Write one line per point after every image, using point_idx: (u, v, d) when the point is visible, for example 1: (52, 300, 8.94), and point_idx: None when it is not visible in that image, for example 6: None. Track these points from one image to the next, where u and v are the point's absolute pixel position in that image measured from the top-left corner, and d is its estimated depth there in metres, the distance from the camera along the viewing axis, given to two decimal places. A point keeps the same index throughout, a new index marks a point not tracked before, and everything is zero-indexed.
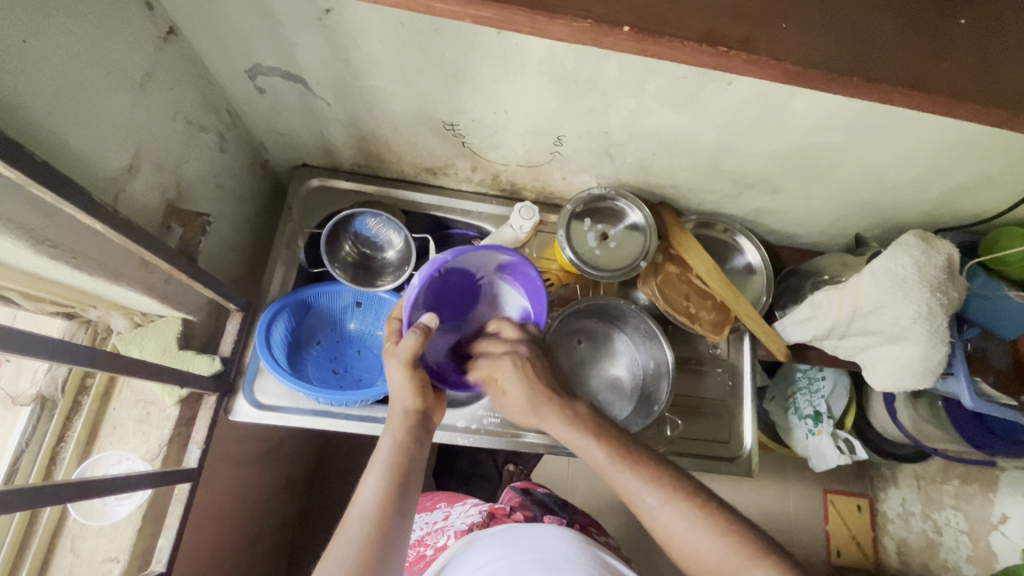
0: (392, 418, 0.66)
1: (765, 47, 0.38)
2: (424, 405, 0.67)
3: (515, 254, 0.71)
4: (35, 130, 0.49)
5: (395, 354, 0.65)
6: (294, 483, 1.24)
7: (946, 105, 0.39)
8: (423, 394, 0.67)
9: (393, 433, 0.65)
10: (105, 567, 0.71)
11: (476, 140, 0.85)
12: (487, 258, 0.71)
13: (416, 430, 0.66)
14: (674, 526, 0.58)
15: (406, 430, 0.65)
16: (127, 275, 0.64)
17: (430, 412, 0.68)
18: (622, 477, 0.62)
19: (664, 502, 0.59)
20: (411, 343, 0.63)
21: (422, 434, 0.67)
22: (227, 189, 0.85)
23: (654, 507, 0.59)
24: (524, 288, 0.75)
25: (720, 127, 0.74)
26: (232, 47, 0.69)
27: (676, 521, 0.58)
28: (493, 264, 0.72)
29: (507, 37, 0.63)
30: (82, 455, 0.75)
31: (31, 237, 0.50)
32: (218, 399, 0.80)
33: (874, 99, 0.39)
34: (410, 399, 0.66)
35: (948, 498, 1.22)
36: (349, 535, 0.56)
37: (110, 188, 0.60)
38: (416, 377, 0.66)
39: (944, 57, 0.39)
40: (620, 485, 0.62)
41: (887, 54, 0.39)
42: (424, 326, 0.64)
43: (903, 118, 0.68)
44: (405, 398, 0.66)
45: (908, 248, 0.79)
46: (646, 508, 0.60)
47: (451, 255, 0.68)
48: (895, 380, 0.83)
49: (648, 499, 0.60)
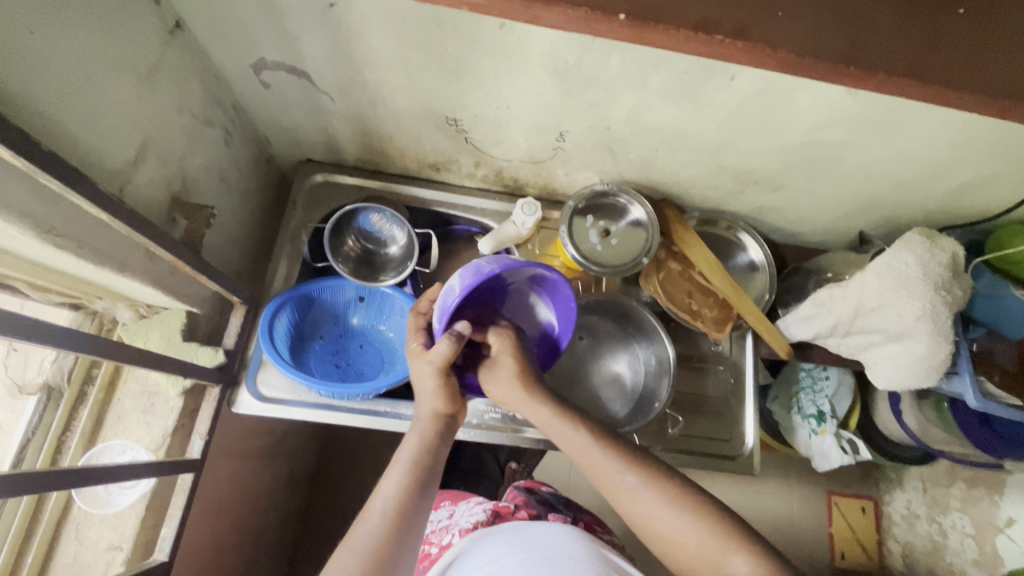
0: (420, 418, 0.67)
1: (761, 35, 0.38)
2: (453, 409, 0.68)
3: (556, 274, 0.70)
4: (42, 121, 0.50)
5: (428, 359, 0.67)
6: (296, 477, 1.25)
7: (942, 95, 0.39)
8: (453, 400, 0.68)
9: (420, 431, 0.66)
10: (109, 556, 0.72)
11: (478, 136, 0.85)
12: (528, 273, 0.71)
13: (444, 432, 0.67)
14: (648, 507, 0.61)
15: (433, 431, 0.66)
16: (132, 266, 0.64)
17: (457, 415, 0.69)
18: (597, 458, 0.65)
19: (642, 484, 0.62)
20: (445, 348, 0.66)
21: (448, 436, 0.67)
22: (231, 183, 0.86)
23: (633, 487, 0.62)
24: (555, 305, 0.75)
25: (722, 123, 0.74)
26: (237, 41, 0.69)
27: (654, 502, 0.61)
28: (531, 279, 0.72)
29: (509, 31, 0.63)
30: (87, 444, 0.76)
31: (38, 226, 0.51)
32: (222, 391, 0.81)
33: (870, 87, 0.39)
34: (439, 403, 0.67)
35: (953, 501, 1.21)
36: (368, 528, 0.56)
37: (115, 180, 0.61)
38: (449, 383, 0.68)
39: (941, 48, 0.39)
40: (595, 468, 0.65)
41: (886, 44, 0.39)
42: (458, 333, 0.66)
43: (907, 113, 0.68)
44: (435, 400, 0.67)
45: (911, 246, 0.78)
46: (625, 489, 0.62)
47: (495, 268, 0.67)
48: (899, 379, 0.82)
49: (626, 479, 0.63)
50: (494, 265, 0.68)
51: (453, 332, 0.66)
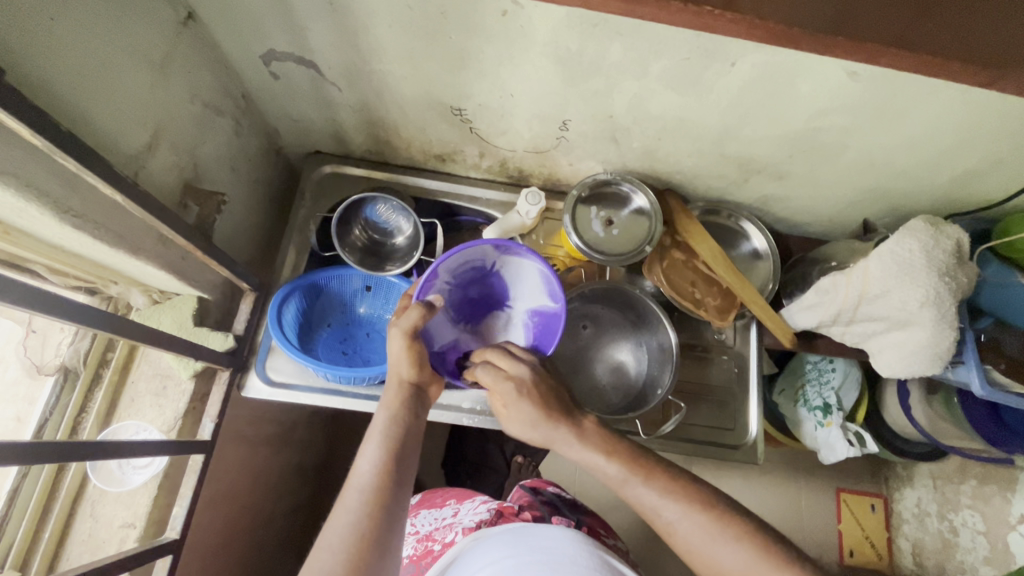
0: (385, 392, 0.67)
1: (753, 7, 0.40)
2: (420, 377, 0.69)
3: (559, 306, 0.79)
4: (62, 104, 0.52)
5: (395, 324, 0.68)
6: (305, 467, 1.27)
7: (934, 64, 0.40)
8: (420, 367, 0.69)
9: (387, 404, 0.66)
10: (123, 532, 0.74)
11: (483, 126, 0.87)
12: (528, 263, 0.80)
13: (412, 400, 0.67)
14: (692, 537, 0.61)
15: (400, 401, 0.67)
16: (145, 249, 0.66)
17: (425, 386, 0.70)
18: (636, 489, 0.64)
19: (681, 514, 0.62)
20: (413, 316, 0.68)
21: (419, 404, 0.68)
22: (241, 171, 0.88)
23: (672, 519, 0.62)
24: (534, 334, 0.81)
25: (724, 110, 0.74)
26: (248, 32, 0.71)
27: (694, 533, 0.61)
28: (532, 275, 0.80)
29: (511, 18, 0.64)
30: (102, 425, 0.78)
31: (56, 206, 0.53)
32: (232, 374, 0.83)
33: (864, 57, 0.41)
34: (406, 370, 0.68)
35: (964, 498, 1.19)
36: (347, 506, 0.57)
37: (131, 165, 0.63)
38: (417, 349, 0.68)
39: (930, 19, 0.41)
40: (637, 498, 0.64)
41: (883, 20, 0.41)
42: (431, 303, 0.69)
43: (909, 98, 0.68)
44: (399, 368, 0.68)
45: (916, 232, 0.78)
46: (664, 522, 0.63)
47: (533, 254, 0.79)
48: (904, 367, 0.83)
49: (669, 512, 0.63)
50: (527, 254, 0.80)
51: (424, 303, 0.69)
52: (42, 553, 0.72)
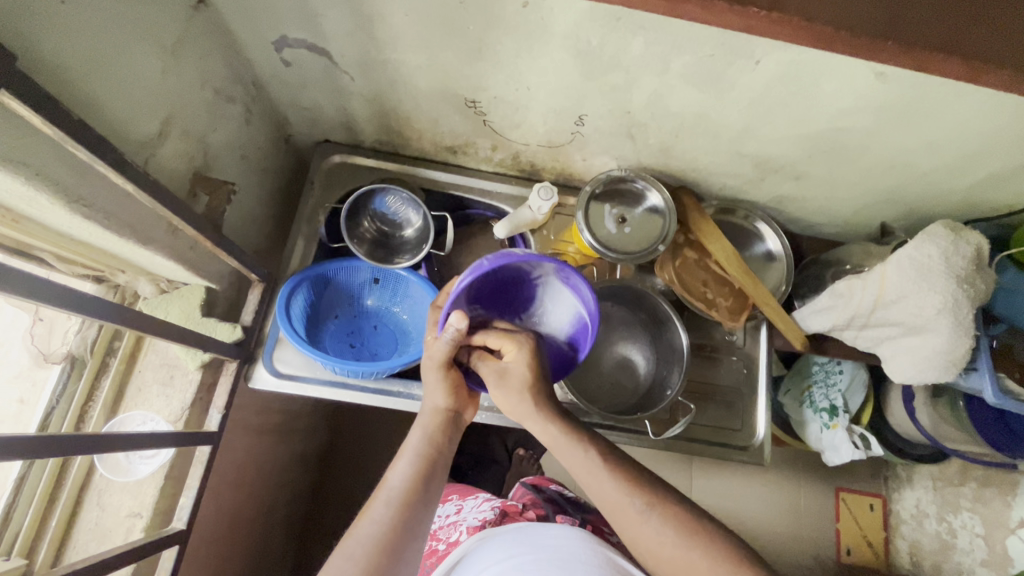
0: (425, 411, 0.68)
1: (797, 9, 0.40)
2: (456, 403, 0.69)
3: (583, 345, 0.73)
4: (73, 90, 0.51)
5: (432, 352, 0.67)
6: (308, 456, 1.27)
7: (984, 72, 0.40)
8: (456, 394, 0.69)
9: (425, 424, 0.66)
10: (129, 522, 0.74)
11: (497, 118, 0.85)
12: (567, 298, 0.70)
13: (449, 426, 0.67)
14: (660, 533, 0.60)
15: (439, 425, 0.67)
16: (154, 239, 0.65)
17: (462, 411, 0.70)
18: (605, 483, 0.63)
19: (649, 508, 0.61)
20: (444, 344, 0.65)
21: (454, 429, 0.68)
22: (251, 160, 0.86)
23: (641, 513, 0.61)
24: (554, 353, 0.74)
25: (745, 108, 0.73)
26: (260, 18, 0.69)
27: (664, 529, 0.60)
28: (567, 310, 0.71)
29: (533, 9, 0.62)
30: (109, 414, 0.78)
31: (66, 195, 0.52)
32: (239, 366, 0.82)
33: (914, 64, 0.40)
34: (441, 399, 0.68)
35: (964, 500, 1.19)
36: (373, 518, 0.57)
37: (142, 153, 0.62)
38: (450, 375, 0.69)
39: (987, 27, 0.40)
40: (602, 490, 0.63)
41: (932, 24, 0.40)
42: (457, 329, 0.63)
43: (937, 100, 0.66)
44: (437, 394, 0.68)
45: (935, 238, 0.76)
46: (631, 516, 0.61)
47: (588, 295, 0.68)
48: (916, 373, 0.82)
49: (636, 503, 0.61)
50: (582, 290, 0.69)
51: (451, 325, 0.63)
52: (48, 541, 0.72)
